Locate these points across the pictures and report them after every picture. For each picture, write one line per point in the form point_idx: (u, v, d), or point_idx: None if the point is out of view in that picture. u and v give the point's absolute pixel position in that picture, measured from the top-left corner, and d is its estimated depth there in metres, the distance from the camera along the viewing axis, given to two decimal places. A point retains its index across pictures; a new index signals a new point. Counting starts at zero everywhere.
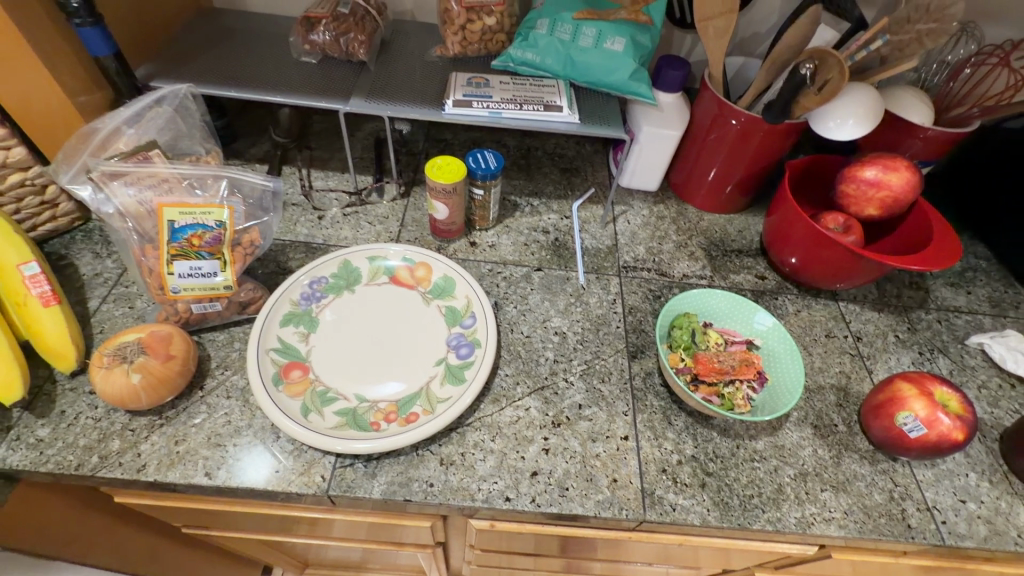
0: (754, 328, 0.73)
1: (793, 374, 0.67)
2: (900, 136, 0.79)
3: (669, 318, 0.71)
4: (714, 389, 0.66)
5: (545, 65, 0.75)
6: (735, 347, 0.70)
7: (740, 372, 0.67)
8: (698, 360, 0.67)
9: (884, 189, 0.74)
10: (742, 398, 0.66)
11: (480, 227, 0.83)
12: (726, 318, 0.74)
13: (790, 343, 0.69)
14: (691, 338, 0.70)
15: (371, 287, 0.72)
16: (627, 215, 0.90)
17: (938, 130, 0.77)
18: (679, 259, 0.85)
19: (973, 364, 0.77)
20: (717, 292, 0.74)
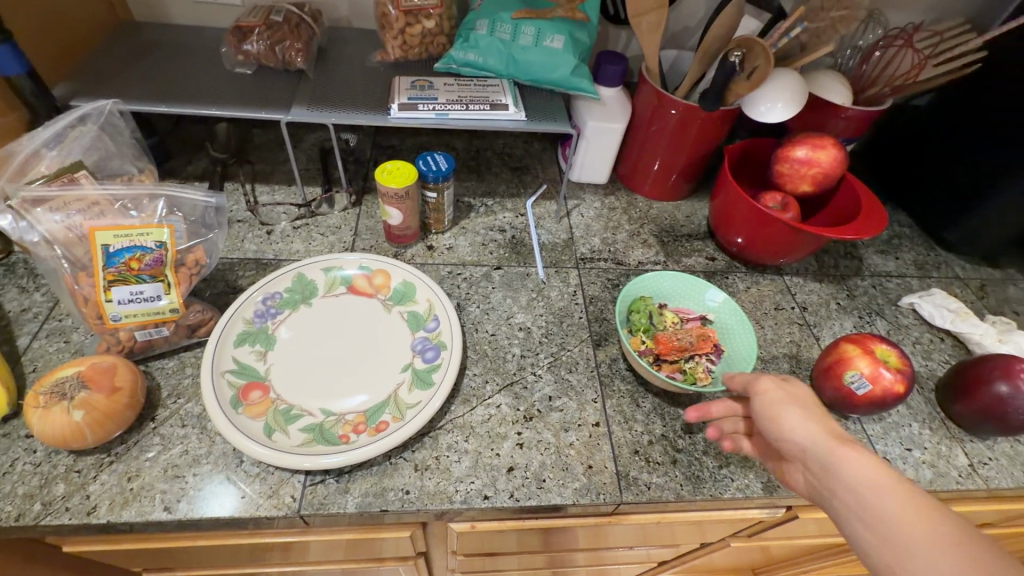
0: (706, 304, 0.76)
1: (746, 343, 0.71)
2: (824, 117, 0.85)
3: (627, 302, 0.73)
4: (676, 365, 0.69)
5: (488, 65, 0.75)
6: (691, 325, 0.73)
7: (700, 347, 0.70)
8: (658, 339, 0.69)
9: (815, 166, 0.78)
10: (702, 370, 0.69)
11: (436, 231, 0.83)
12: (679, 297, 0.77)
13: (740, 315, 0.74)
14: (649, 320, 0.72)
15: (329, 299, 0.70)
16: (580, 209, 0.92)
17: (857, 110, 0.83)
18: (634, 247, 0.87)
19: (906, 323, 0.83)
20: (669, 274, 0.77)
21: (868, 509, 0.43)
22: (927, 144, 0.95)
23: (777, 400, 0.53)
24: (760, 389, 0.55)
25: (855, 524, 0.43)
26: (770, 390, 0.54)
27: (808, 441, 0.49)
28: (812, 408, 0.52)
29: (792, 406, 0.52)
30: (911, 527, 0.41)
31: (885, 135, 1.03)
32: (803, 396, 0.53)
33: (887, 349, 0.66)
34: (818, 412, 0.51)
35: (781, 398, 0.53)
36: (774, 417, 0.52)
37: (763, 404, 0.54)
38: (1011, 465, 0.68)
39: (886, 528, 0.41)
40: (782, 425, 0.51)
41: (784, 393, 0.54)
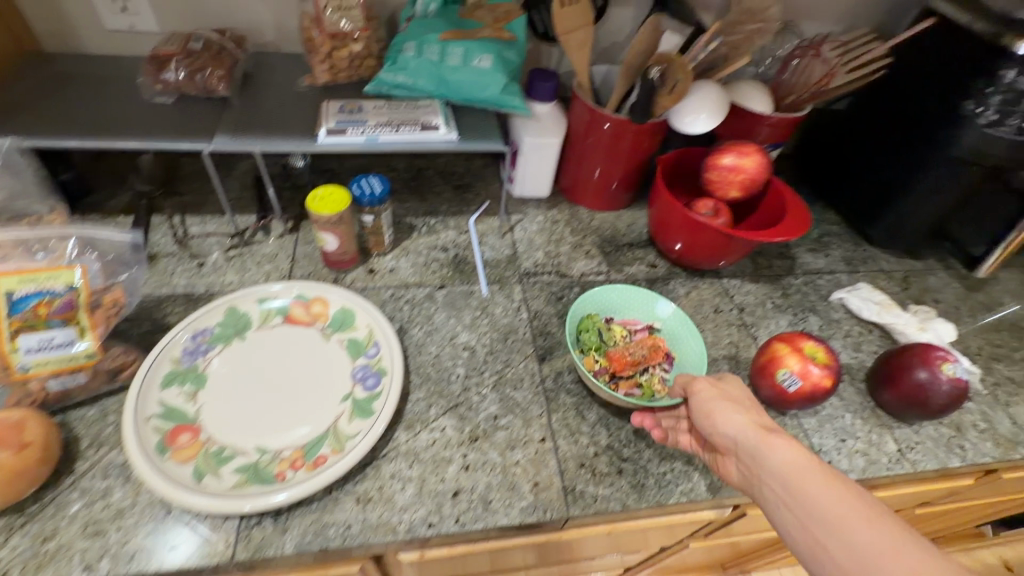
0: (653, 313, 0.78)
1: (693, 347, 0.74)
2: (750, 124, 0.88)
3: (575, 322, 0.74)
4: (632, 381, 0.70)
5: (419, 86, 0.75)
6: (639, 335, 0.74)
7: (653, 358, 0.71)
8: (611, 357, 0.71)
9: (741, 173, 0.82)
10: (658, 382, 0.70)
11: (377, 254, 0.82)
12: (625, 310, 0.78)
13: (685, 321, 0.77)
14: (599, 338, 0.73)
15: (264, 331, 0.68)
16: (523, 223, 0.93)
17: (779, 116, 0.87)
18: (577, 259, 0.88)
19: (837, 317, 0.87)
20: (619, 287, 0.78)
21: (796, 494, 0.46)
22: (850, 146, 1.00)
23: (711, 398, 0.56)
24: (694, 389, 0.58)
25: (784, 509, 0.47)
26: (704, 388, 0.57)
27: (740, 436, 0.52)
28: (741, 403, 0.55)
29: (724, 403, 0.55)
30: (835, 505, 0.44)
31: (815, 138, 1.09)
32: (734, 392, 0.57)
33: (807, 343, 0.68)
34: (748, 407, 0.54)
35: (715, 395, 0.56)
36: (709, 414, 0.55)
37: (698, 402, 0.56)
38: (935, 446, 0.72)
39: (811, 509, 0.45)
40: (717, 421, 0.54)
41: (716, 390, 0.57)
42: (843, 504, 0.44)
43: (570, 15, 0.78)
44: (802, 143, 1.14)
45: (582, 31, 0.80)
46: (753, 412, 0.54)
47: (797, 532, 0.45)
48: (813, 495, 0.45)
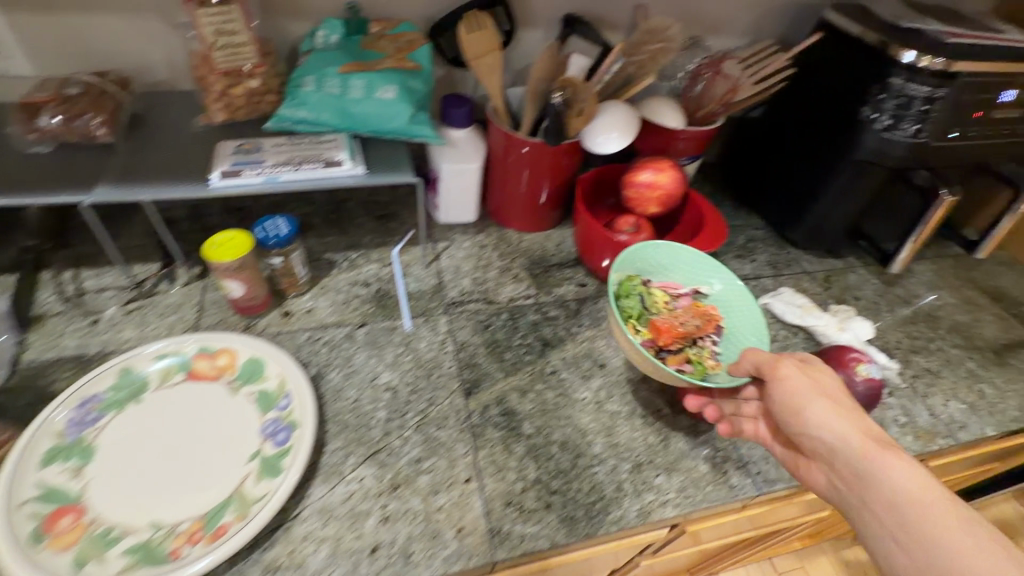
0: (704, 279, 0.80)
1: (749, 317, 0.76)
2: (666, 139, 0.90)
3: (618, 288, 0.75)
4: (681, 355, 0.72)
5: (323, 120, 0.72)
6: (685, 302, 0.78)
7: (704, 328, 0.75)
8: (657, 329, 0.73)
9: (658, 189, 0.83)
10: (708, 355, 0.73)
11: (293, 295, 0.78)
12: (666, 271, 0.80)
13: (737, 288, 0.78)
14: (643, 308, 0.75)
15: (164, 391, 0.63)
16: (449, 250, 0.91)
17: (692, 130, 0.89)
18: (505, 284, 0.87)
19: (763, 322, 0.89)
20: (670, 247, 0.80)
21: (900, 515, 0.48)
22: (769, 153, 1.04)
23: (807, 394, 0.57)
24: (782, 379, 0.59)
25: (887, 535, 0.49)
26: (799, 381, 0.58)
27: (838, 441, 0.54)
28: (840, 400, 0.56)
29: (822, 400, 0.56)
30: (945, 532, 0.46)
31: (739, 145, 1.12)
32: (830, 388, 0.58)
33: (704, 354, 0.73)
34: (849, 408, 0.56)
35: (810, 392, 0.57)
36: (798, 410, 0.57)
37: (790, 395, 0.58)
38: None
39: (911, 522, 0.47)
40: (808, 420, 0.56)
41: (813, 385, 0.58)
42: (951, 520, 0.46)
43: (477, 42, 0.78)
44: (729, 153, 1.17)
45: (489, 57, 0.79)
46: (852, 414, 0.55)
47: (895, 542, 0.48)
48: (918, 510, 0.47)
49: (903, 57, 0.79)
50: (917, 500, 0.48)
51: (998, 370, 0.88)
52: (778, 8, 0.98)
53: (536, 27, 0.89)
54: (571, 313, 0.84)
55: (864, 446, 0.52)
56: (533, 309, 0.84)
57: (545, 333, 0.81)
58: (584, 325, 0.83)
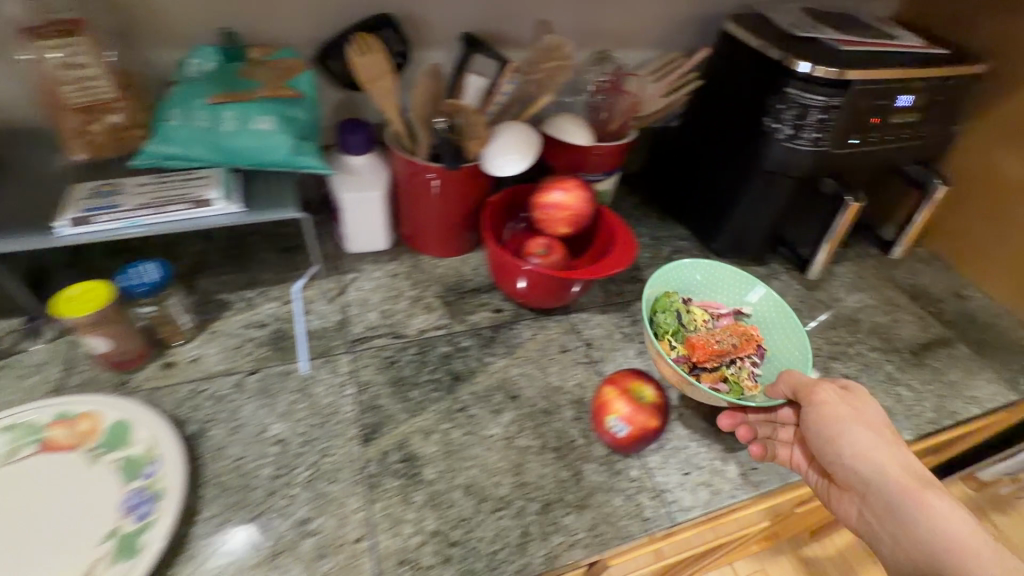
0: (744, 298, 0.86)
1: (789, 341, 0.80)
2: (580, 157, 0.89)
3: (651, 305, 0.79)
4: (716, 374, 0.76)
5: (192, 155, 0.65)
6: (724, 320, 0.82)
7: (743, 348, 0.77)
8: (694, 346, 0.76)
9: (566, 209, 0.80)
10: (747, 376, 0.76)
11: (177, 343, 0.72)
12: (708, 292, 0.86)
13: (778, 306, 0.83)
14: (678, 323, 0.79)
15: (10, 467, 0.57)
16: (358, 282, 0.86)
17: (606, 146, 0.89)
18: (415, 315, 0.83)
19: None
20: (706, 269, 0.86)
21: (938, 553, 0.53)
22: (689, 164, 1.03)
23: (851, 424, 0.60)
24: (821, 407, 0.62)
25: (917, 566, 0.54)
26: (841, 411, 0.61)
27: (877, 472, 0.57)
28: (880, 430, 0.60)
29: (864, 430, 0.59)
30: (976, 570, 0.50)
31: (661, 156, 1.11)
32: (869, 417, 0.60)
33: (610, 387, 0.66)
34: (891, 441, 0.59)
35: (854, 421, 0.60)
36: (834, 437, 0.60)
37: (830, 422, 0.61)
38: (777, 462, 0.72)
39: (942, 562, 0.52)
40: (843, 449, 0.60)
41: (856, 414, 0.61)
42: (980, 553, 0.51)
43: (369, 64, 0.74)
44: (654, 163, 1.15)
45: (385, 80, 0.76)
46: (891, 448, 0.59)
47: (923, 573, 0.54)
48: (952, 545, 0.52)
49: (799, 68, 0.79)
50: (953, 533, 0.52)
51: (915, 372, 0.89)
52: (685, 18, 0.98)
53: (434, 46, 0.85)
54: (485, 342, 0.81)
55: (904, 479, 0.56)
56: (444, 340, 0.80)
57: (455, 366, 0.77)
58: (498, 354, 0.80)
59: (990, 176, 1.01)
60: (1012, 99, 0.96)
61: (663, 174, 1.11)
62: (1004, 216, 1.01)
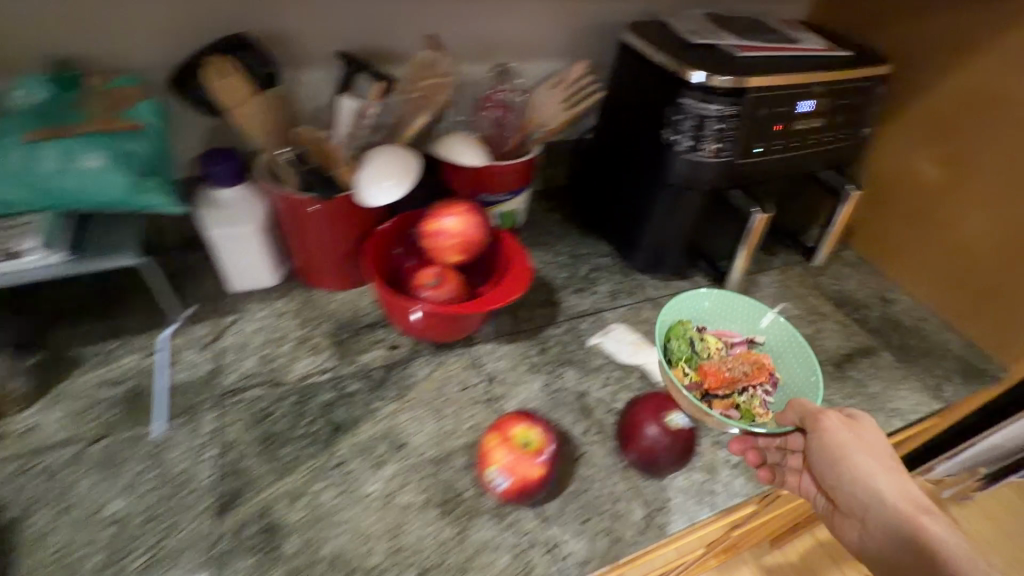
0: (756, 328, 0.83)
1: (800, 369, 0.78)
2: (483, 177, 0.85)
3: (666, 331, 0.78)
4: (728, 401, 0.75)
5: (8, 200, 0.58)
6: (737, 350, 0.80)
7: (754, 376, 0.77)
8: (706, 373, 0.76)
9: (457, 236, 0.75)
10: (759, 405, 0.75)
11: (14, 411, 0.65)
12: (722, 320, 0.84)
13: (789, 337, 0.81)
14: (691, 351, 0.78)
15: None
16: (239, 324, 0.79)
17: (507, 164, 0.86)
18: (300, 358, 0.76)
19: (596, 365, 0.81)
20: (716, 298, 0.83)
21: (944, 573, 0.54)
22: (602, 177, 0.98)
23: (857, 451, 0.60)
24: (829, 433, 0.61)
25: None
26: (848, 438, 0.61)
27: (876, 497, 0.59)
28: (882, 455, 0.60)
29: (868, 456, 0.60)
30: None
31: (579, 168, 1.06)
32: (873, 443, 0.61)
33: (494, 436, 0.60)
34: (893, 467, 0.60)
35: (860, 448, 0.60)
36: (843, 459, 0.61)
37: (837, 449, 0.61)
38: (686, 499, 0.67)
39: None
40: (854, 471, 0.60)
41: (863, 440, 0.61)
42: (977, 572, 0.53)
43: (231, 88, 0.68)
44: (574, 175, 1.10)
45: (250, 104, 0.70)
46: (892, 474, 0.60)
47: None
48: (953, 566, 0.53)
49: (694, 78, 0.75)
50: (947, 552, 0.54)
51: (837, 386, 0.85)
52: (588, 26, 0.93)
53: (309, 65, 0.79)
54: (374, 385, 0.74)
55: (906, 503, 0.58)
56: (327, 387, 0.73)
57: (337, 415, 0.70)
58: (387, 398, 0.73)
59: (905, 178, 1.00)
60: (920, 100, 0.95)
61: (580, 187, 1.06)
62: (922, 217, 0.99)
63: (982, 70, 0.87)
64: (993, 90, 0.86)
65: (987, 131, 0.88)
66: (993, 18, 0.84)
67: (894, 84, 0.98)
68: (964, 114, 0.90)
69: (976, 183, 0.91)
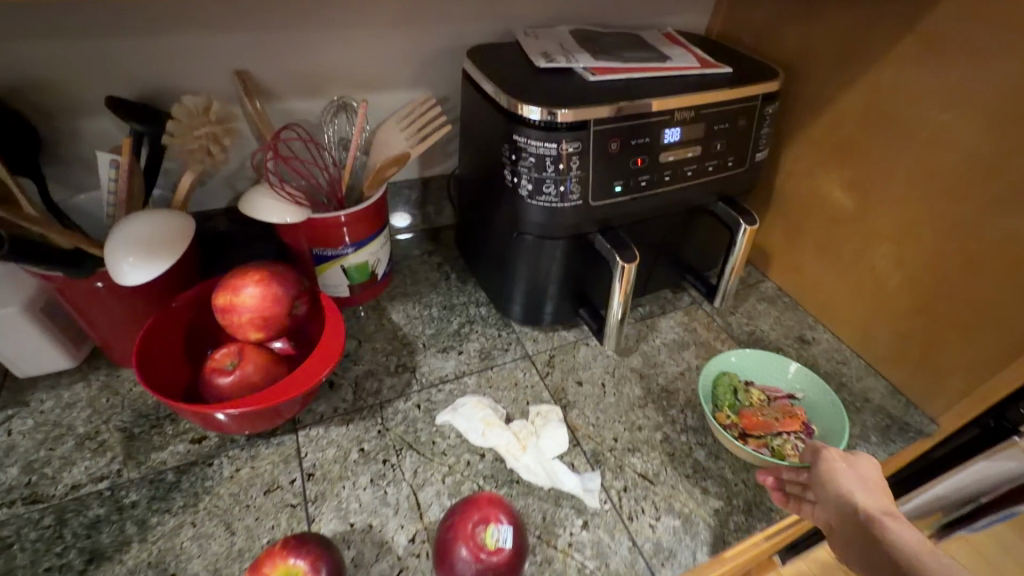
0: (791, 381, 0.81)
1: (835, 421, 0.75)
2: (319, 229, 0.74)
3: (711, 376, 0.79)
4: (762, 442, 0.73)
5: None
6: (780, 403, 0.78)
7: (787, 424, 0.75)
8: (744, 416, 0.75)
9: (259, 309, 0.63)
10: (790, 449, 0.73)
11: None
12: (765, 374, 0.81)
13: (828, 395, 0.77)
14: (733, 397, 0.77)
15: None
16: (12, 421, 0.67)
17: (350, 212, 0.74)
18: (75, 462, 0.64)
19: (443, 448, 0.69)
20: (746, 352, 0.82)
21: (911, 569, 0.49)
22: (470, 216, 0.86)
23: (849, 477, 0.58)
24: (826, 460, 0.60)
25: None
26: (842, 464, 0.59)
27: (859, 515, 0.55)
28: (874, 486, 0.58)
29: (861, 483, 0.58)
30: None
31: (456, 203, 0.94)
32: (868, 476, 0.58)
33: None
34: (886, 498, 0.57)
35: (857, 477, 0.58)
36: (833, 479, 0.58)
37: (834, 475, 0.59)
38: None
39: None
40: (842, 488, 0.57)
41: (859, 470, 0.59)
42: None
43: None
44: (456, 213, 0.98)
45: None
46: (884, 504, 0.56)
47: None
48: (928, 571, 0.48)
49: (529, 113, 0.64)
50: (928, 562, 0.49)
51: (732, 457, 0.72)
52: (438, 52, 0.83)
53: (91, 114, 0.69)
54: (159, 494, 0.62)
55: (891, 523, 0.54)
56: (99, 500, 0.61)
57: (99, 540, 0.58)
58: (172, 510, 0.61)
59: (817, 205, 0.89)
60: (821, 117, 0.84)
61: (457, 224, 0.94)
62: (837, 249, 0.88)
63: (879, 83, 0.76)
64: (892, 106, 0.76)
65: (892, 152, 0.77)
66: (887, 25, 0.74)
67: (789, 102, 0.88)
68: (865, 134, 0.80)
69: (886, 211, 0.80)
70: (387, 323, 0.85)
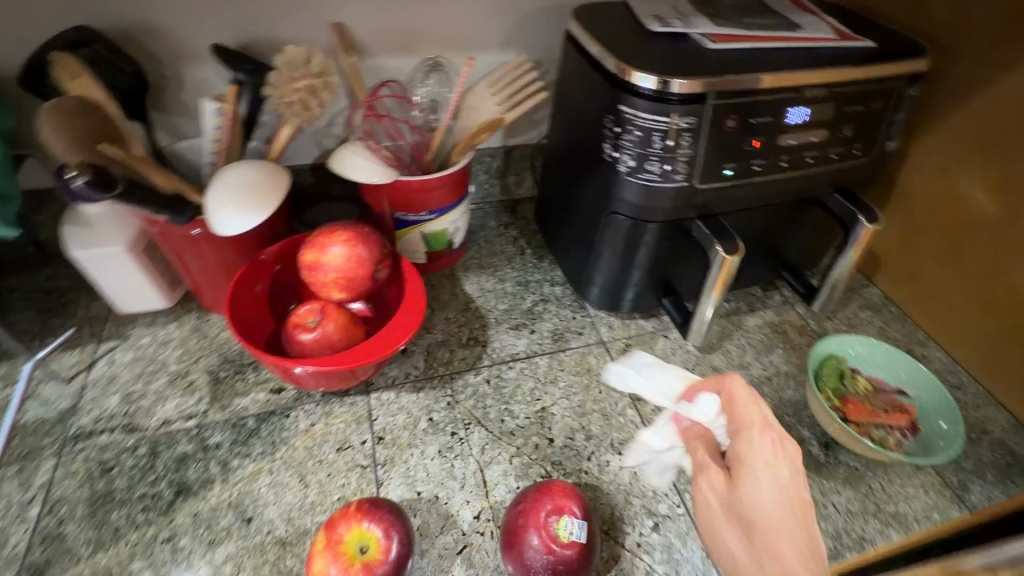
0: (903, 377, 0.72)
1: (951, 429, 0.67)
2: (405, 193, 0.73)
3: (818, 358, 0.73)
4: (865, 430, 0.67)
5: None
6: (887, 397, 0.71)
7: (895, 418, 0.68)
8: (848, 400, 0.69)
9: (344, 268, 0.63)
10: (894, 441, 0.67)
11: None
12: (875, 365, 0.74)
13: (946, 401, 0.69)
14: (839, 381, 0.71)
15: None
16: (114, 353, 0.71)
17: (439, 176, 0.72)
18: (167, 399, 0.67)
19: (512, 428, 0.68)
20: (865, 340, 0.74)
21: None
22: (554, 189, 0.81)
23: (765, 480, 0.46)
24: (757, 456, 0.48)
25: None
26: (761, 436, 0.49)
27: (764, 522, 0.44)
28: (795, 498, 0.45)
29: (775, 488, 0.46)
30: None
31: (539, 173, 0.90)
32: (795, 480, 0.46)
33: (321, 537, 0.51)
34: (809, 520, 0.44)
35: (764, 474, 0.47)
36: (749, 471, 0.48)
37: (745, 459, 0.49)
38: None
39: None
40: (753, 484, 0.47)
41: (779, 474, 0.47)
42: None
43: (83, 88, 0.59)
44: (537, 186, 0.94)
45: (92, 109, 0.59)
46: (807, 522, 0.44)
47: None
48: None
49: (638, 79, 0.58)
50: None
51: (823, 476, 0.66)
52: (534, 13, 0.78)
53: (194, 60, 0.70)
54: (240, 439, 0.64)
55: (794, 560, 0.42)
56: (186, 438, 0.64)
57: (185, 475, 0.61)
58: (251, 456, 0.63)
59: (950, 205, 0.78)
60: (973, 105, 0.72)
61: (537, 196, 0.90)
62: (968, 260, 0.77)
63: None
64: None
65: None
66: None
67: (932, 83, 0.76)
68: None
69: None
70: (460, 293, 0.84)
